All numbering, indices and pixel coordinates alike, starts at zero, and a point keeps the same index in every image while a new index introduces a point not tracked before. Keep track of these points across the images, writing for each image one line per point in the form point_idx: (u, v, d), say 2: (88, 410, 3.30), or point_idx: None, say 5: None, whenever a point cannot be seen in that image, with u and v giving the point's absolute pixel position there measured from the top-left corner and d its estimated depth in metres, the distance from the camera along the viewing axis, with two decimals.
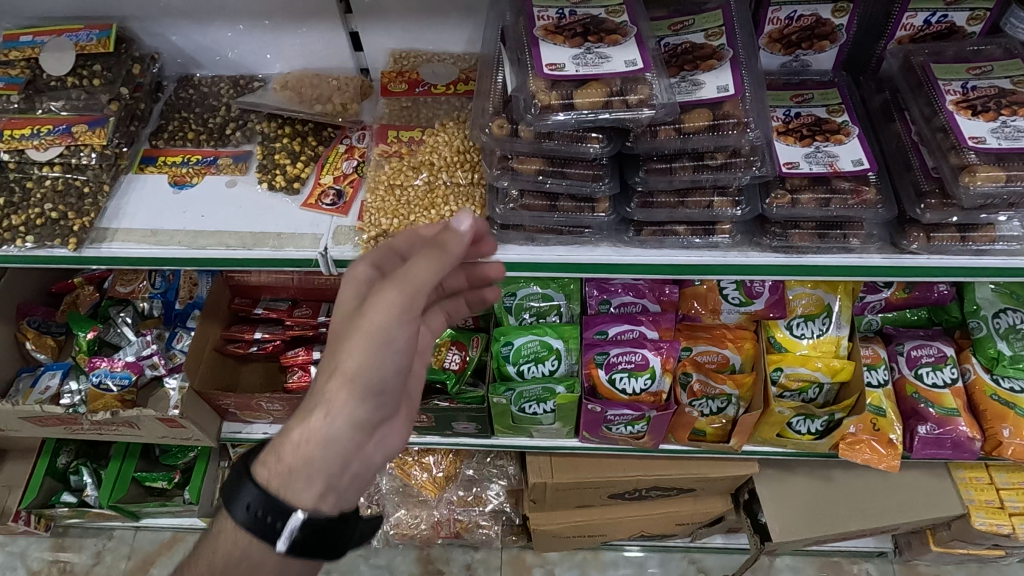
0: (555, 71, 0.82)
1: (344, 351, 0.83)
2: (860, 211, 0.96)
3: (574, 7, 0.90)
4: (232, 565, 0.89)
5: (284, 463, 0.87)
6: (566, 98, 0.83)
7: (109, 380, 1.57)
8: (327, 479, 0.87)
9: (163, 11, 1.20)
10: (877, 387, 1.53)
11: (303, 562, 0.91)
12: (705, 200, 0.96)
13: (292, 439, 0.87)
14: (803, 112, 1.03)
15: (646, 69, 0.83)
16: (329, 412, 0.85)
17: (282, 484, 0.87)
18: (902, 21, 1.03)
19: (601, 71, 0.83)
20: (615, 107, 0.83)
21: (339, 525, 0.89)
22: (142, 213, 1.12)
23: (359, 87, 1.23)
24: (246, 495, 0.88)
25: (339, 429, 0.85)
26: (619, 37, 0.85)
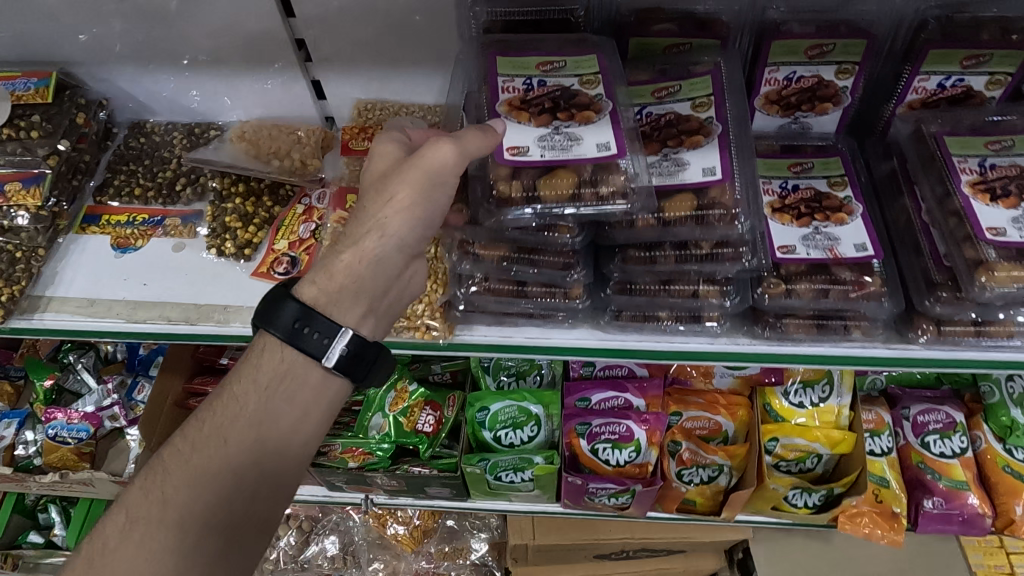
0: (516, 157, 0.75)
1: (398, 183, 0.74)
2: (863, 304, 0.85)
3: (544, 76, 0.81)
4: (277, 386, 0.76)
5: (334, 280, 0.76)
6: (529, 188, 0.76)
7: (65, 433, 1.51)
8: (371, 301, 0.78)
9: (109, 56, 1.11)
10: (880, 456, 1.43)
11: (341, 385, 0.80)
12: (690, 288, 0.87)
13: (344, 258, 0.76)
14: (801, 185, 0.93)
15: (620, 154, 0.75)
16: (383, 235, 0.75)
17: (332, 302, 0.76)
18: (913, 84, 0.93)
19: (569, 157, 0.74)
20: (584, 199, 0.75)
21: (378, 349, 0.80)
22: (80, 280, 1.03)
23: (321, 139, 1.13)
24: (290, 312, 0.75)
25: (391, 252, 0.77)
26: (592, 113, 0.77)
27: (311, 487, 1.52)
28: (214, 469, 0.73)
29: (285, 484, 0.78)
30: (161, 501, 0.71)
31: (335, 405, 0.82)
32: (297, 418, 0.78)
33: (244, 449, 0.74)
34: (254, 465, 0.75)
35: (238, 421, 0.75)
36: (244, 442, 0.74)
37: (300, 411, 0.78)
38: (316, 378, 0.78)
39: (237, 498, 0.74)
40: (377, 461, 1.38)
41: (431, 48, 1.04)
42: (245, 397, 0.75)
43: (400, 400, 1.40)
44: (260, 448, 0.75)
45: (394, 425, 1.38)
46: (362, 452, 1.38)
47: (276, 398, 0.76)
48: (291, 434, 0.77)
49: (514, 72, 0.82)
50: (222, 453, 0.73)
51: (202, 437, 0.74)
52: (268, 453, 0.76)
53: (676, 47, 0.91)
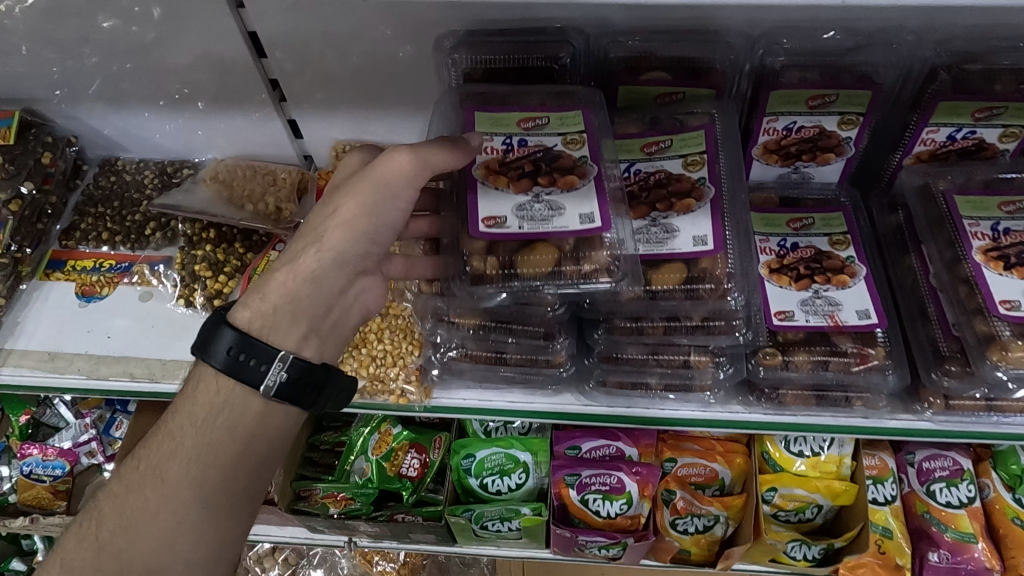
0: (493, 229, 0.71)
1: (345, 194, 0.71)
2: (865, 377, 0.80)
3: (525, 135, 0.76)
4: (213, 416, 0.71)
5: (267, 301, 0.71)
6: (507, 262, 0.72)
7: (40, 470, 1.46)
8: (312, 322, 0.72)
9: (77, 93, 1.06)
10: (884, 505, 1.28)
11: (286, 413, 0.73)
12: (681, 358, 0.81)
13: (280, 276, 0.71)
14: (801, 243, 0.87)
15: (605, 227, 0.71)
16: (321, 248, 0.71)
17: (266, 324, 0.71)
18: (921, 136, 0.87)
19: (549, 229, 0.70)
20: (565, 276, 0.71)
21: (325, 371, 0.73)
22: (41, 331, 0.98)
23: (297, 181, 1.08)
24: (220, 338, 0.70)
25: (331, 267, 0.72)
26: (576, 178, 0.72)
27: (293, 528, 1.47)
28: (150, 511, 0.69)
29: (234, 521, 0.73)
30: (96, 547, 0.69)
31: (286, 432, 0.75)
32: (239, 450, 0.72)
33: (182, 487, 0.70)
34: (193, 504, 0.70)
35: (175, 458, 0.70)
36: (181, 481, 0.70)
37: (242, 443, 0.72)
38: (258, 407, 0.72)
39: (176, 539, 0.69)
40: (359, 508, 1.31)
41: (410, 89, 1.00)
42: (182, 432, 0.71)
43: (384, 443, 1.34)
44: (200, 485, 0.70)
45: (376, 469, 1.32)
46: (343, 497, 1.31)
47: (212, 430, 0.70)
48: (234, 467, 0.72)
49: (492, 128, 0.77)
50: (157, 492, 0.69)
51: (140, 478, 0.71)
52: (209, 491, 0.70)
53: (669, 96, 0.85)
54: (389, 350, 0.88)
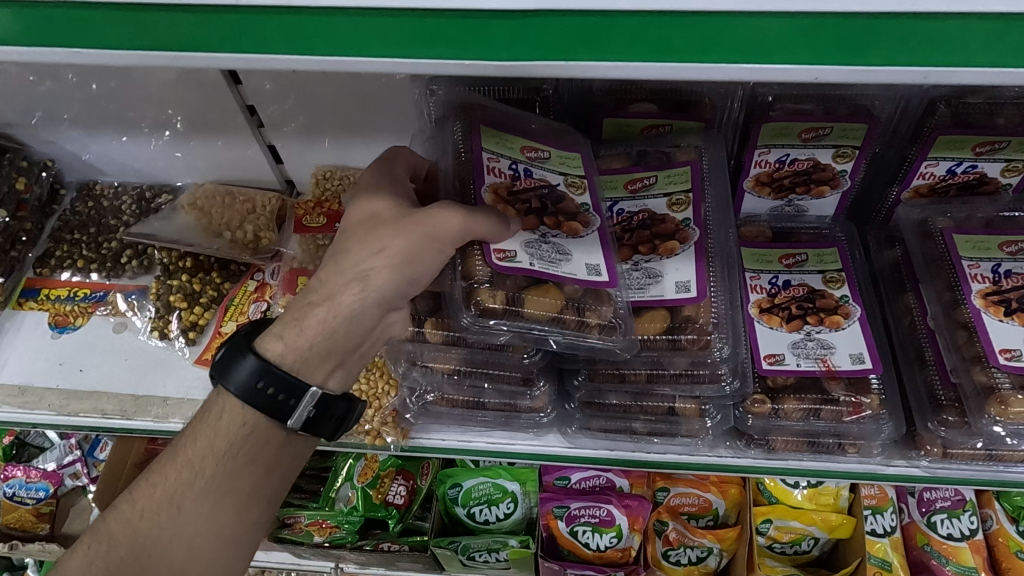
0: (505, 261, 0.65)
1: (392, 232, 0.63)
2: (857, 426, 0.77)
3: (529, 164, 0.72)
4: (237, 446, 0.67)
5: (303, 337, 0.65)
6: (512, 296, 0.67)
7: (23, 492, 1.44)
8: (343, 356, 0.67)
9: (53, 116, 1.04)
10: (883, 537, 1.25)
11: (306, 441, 0.71)
12: (665, 404, 0.78)
13: (317, 310, 0.65)
14: (793, 281, 0.84)
15: (611, 282, 0.68)
16: (365, 287, 0.64)
17: (300, 360, 0.65)
18: (920, 169, 0.83)
19: (559, 272, 0.66)
20: (566, 319, 0.68)
21: (347, 404, 0.70)
22: (12, 363, 0.95)
23: (276, 209, 1.05)
24: (246, 367, 0.65)
25: (371, 306, 0.65)
26: (579, 226, 0.69)
27: (280, 553, 1.45)
28: (166, 540, 0.66)
29: (244, 550, 0.69)
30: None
31: (302, 458, 0.72)
32: (256, 481, 0.68)
33: (200, 518, 0.66)
34: (210, 532, 0.67)
35: (191, 488, 0.67)
36: (196, 513, 0.66)
37: (262, 474, 0.69)
38: (280, 438, 0.68)
39: (192, 566, 0.66)
40: (343, 536, 1.28)
41: (392, 115, 0.97)
42: (201, 461, 0.67)
43: (368, 471, 1.29)
44: (219, 513, 0.67)
45: (361, 498, 1.26)
46: (329, 525, 1.27)
47: (236, 459, 0.67)
48: (251, 499, 0.68)
49: (498, 147, 0.72)
50: (174, 520, 0.66)
51: (152, 504, 0.67)
52: (224, 522, 0.67)
53: (655, 128, 0.83)
54: (364, 390, 0.85)
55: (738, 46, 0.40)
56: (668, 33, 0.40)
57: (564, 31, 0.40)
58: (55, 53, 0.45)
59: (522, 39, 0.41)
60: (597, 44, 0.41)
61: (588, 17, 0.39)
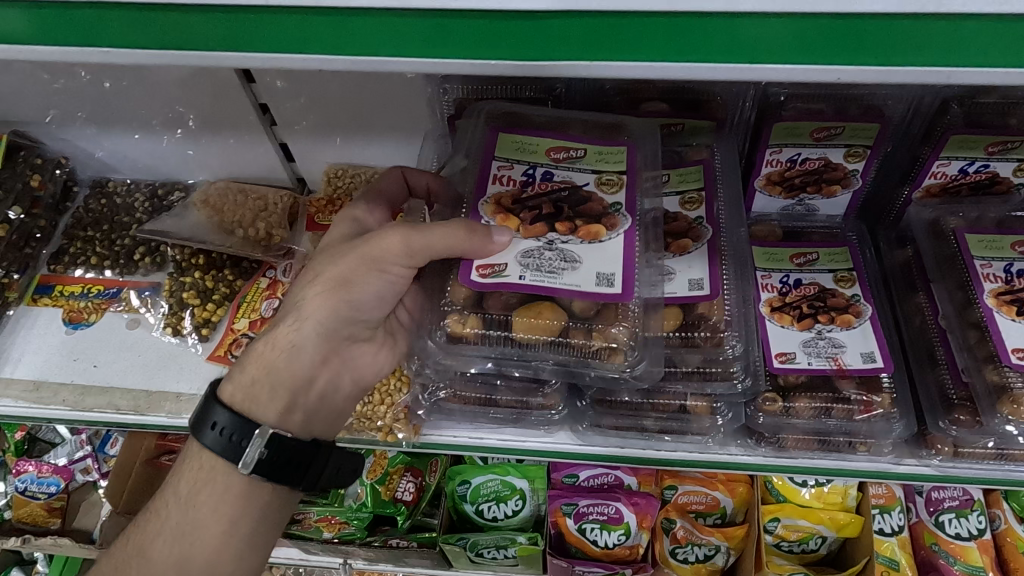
0: (488, 279, 0.66)
1: (328, 260, 0.71)
2: (868, 424, 0.77)
3: (553, 167, 0.72)
4: (196, 494, 0.72)
5: (246, 373, 0.72)
6: (491, 318, 0.70)
7: (35, 487, 1.45)
8: (292, 393, 0.72)
9: (67, 114, 1.04)
10: (890, 536, 1.26)
11: (275, 489, 0.74)
12: (676, 402, 0.78)
13: (260, 347, 0.73)
14: (804, 279, 0.84)
15: (623, 293, 0.66)
16: (300, 318, 0.71)
17: (248, 399, 0.71)
18: (932, 169, 0.83)
19: (555, 283, 0.65)
20: (558, 338, 0.70)
21: (307, 449, 0.73)
22: (27, 360, 0.96)
23: (288, 206, 1.06)
24: (208, 417, 0.71)
25: (310, 337, 0.71)
26: (602, 229, 0.67)
27: (289, 549, 1.45)
28: None
29: None
30: None
31: (273, 508, 0.75)
32: (221, 533, 0.72)
33: (167, 565, 0.72)
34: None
35: (162, 536, 0.73)
36: (165, 559, 0.72)
37: (224, 524, 0.72)
38: (240, 487, 0.72)
39: None
40: (353, 532, 1.29)
41: (405, 114, 0.98)
42: (169, 509, 0.73)
43: (378, 467, 1.29)
44: (182, 561, 0.71)
45: (371, 494, 1.27)
46: (337, 521, 1.29)
47: (196, 507, 0.72)
48: (218, 548, 0.72)
49: (517, 154, 0.73)
50: (146, 567, 0.72)
51: (132, 552, 0.74)
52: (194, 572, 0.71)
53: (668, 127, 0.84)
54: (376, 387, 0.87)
55: (761, 47, 0.40)
56: (685, 32, 0.40)
57: (586, 31, 0.41)
58: (80, 52, 0.46)
59: (544, 41, 0.41)
60: (617, 47, 0.41)
61: (609, 17, 0.40)
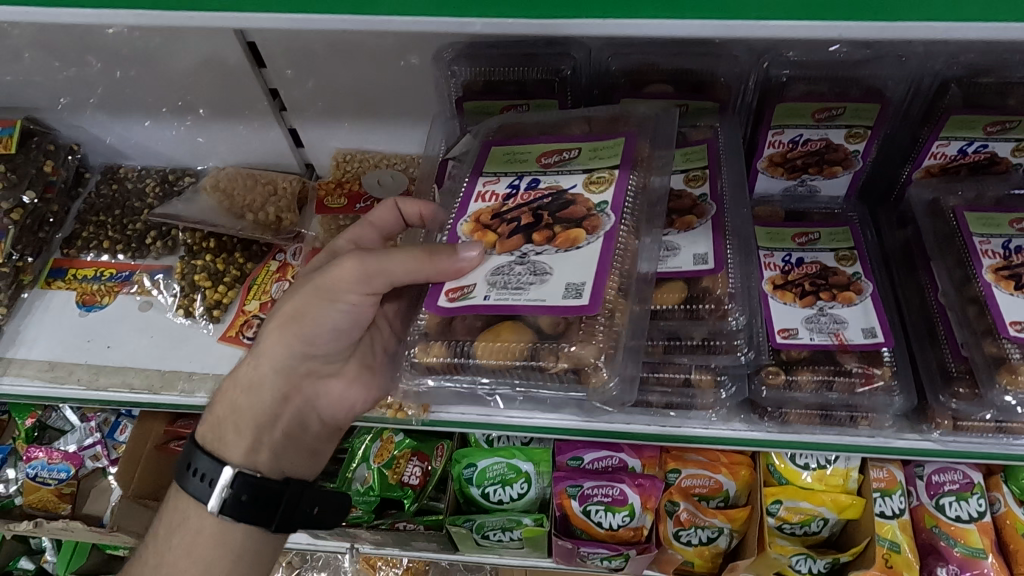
0: (455, 301, 0.68)
1: (286, 299, 0.80)
2: (870, 397, 0.78)
3: (540, 175, 0.74)
4: (173, 535, 0.85)
5: (214, 413, 0.85)
6: (456, 344, 0.71)
7: (45, 473, 1.46)
8: (255, 431, 0.84)
9: (79, 100, 1.06)
10: (892, 519, 1.24)
11: (243, 531, 0.85)
12: (681, 376, 0.79)
13: (227, 390, 0.85)
14: (806, 259, 0.85)
15: (591, 305, 0.64)
16: (257, 359, 0.82)
17: (215, 437, 0.84)
18: (931, 149, 0.85)
19: (517, 298, 0.65)
20: (520, 360, 0.70)
21: (271, 490, 0.84)
22: (41, 341, 0.98)
23: (298, 191, 1.07)
24: (184, 467, 0.85)
25: (269, 376, 0.83)
26: (581, 234, 0.68)
27: (295, 534, 1.47)
28: None
29: None
30: None
31: (245, 550, 0.86)
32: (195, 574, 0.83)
33: None
34: None
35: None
36: None
37: (199, 566, 0.83)
38: (210, 529, 0.84)
39: None
40: (360, 516, 1.31)
41: (413, 99, 0.99)
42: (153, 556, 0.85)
43: (385, 451, 1.31)
44: None
45: (378, 478, 1.30)
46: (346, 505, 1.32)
47: (172, 547, 0.84)
48: None
49: (503, 167, 0.77)
50: None
51: None
52: None
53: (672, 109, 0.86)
54: None
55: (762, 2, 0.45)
56: None
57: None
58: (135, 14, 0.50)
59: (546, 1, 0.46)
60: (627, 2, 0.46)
61: None
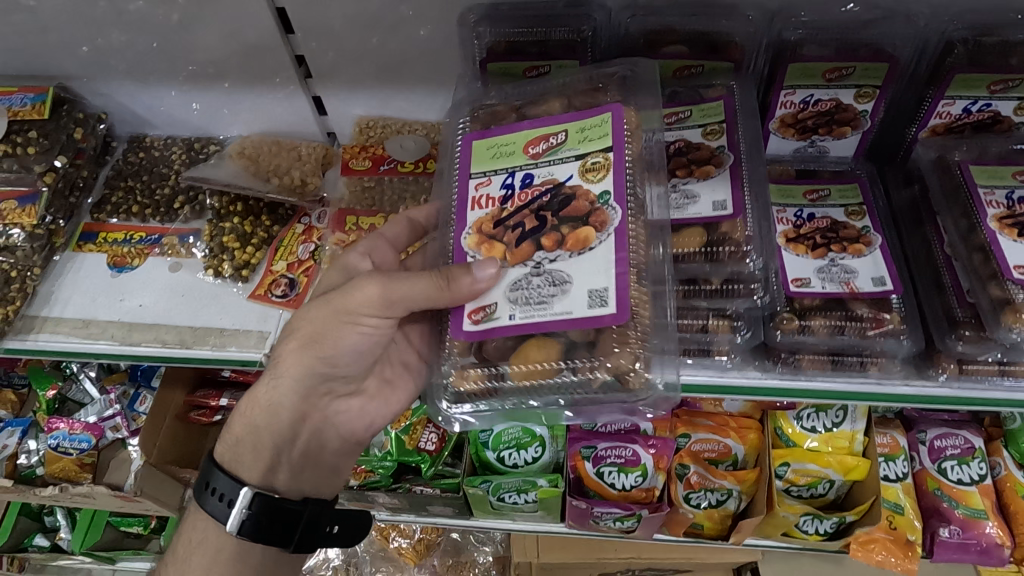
0: (479, 323, 0.70)
1: (301, 320, 0.82)
2: (880, 341, 0.82)
3: (534, 167, 0.75)
4: (193, 552, 0.90)
5: (232, 432, 0.90)
6: (492, 368, 0.73)
7: (67, 443, 1.49)
8: (274, 451, 0.89)
9: (105, 68, 1.08)
10: (895, 482, 1.34)
11: (260, 550, 0.90)
12: (699, 322, 0.82)
13: (243, 409, 0.89)
14: (817, 214, 0.89)
15: (618, 313, 0.66)
16: (275, 381, 0.86)
17: (234, 455, 0.90)
18: (937, 109, 0.88)
19: (542, 314, 0.68)
20: (557, 377, 0.71)
21: (290, 512, 0.88)
22: (75, 300, 1.01)
23: (322, 156, 1.12)
24: (204, 488, 0.90)
25: (287, 398, 0.86)
26: (591, 233, 0.69)
27: None
28: None
29: None
30: None
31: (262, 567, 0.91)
32: None
33: None
34: None
35: None
36: None
37: None
38: (230, 547, 0.89)
39: None
40: (378, 480, 1.36)
41: (434, 65, 1.02)
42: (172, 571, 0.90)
43: (402, 418, 1.36)
44: None
45: (395, 443, 1.35)
46: (364, 469, 1.37)
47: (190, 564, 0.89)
48: None
49: (492, 164, 0.78)
50: None
51: None
52: None
53: (687, 69, 0.89)
54: None
55: None
56: None
57: None
58: None
59: None
60: None
61: None
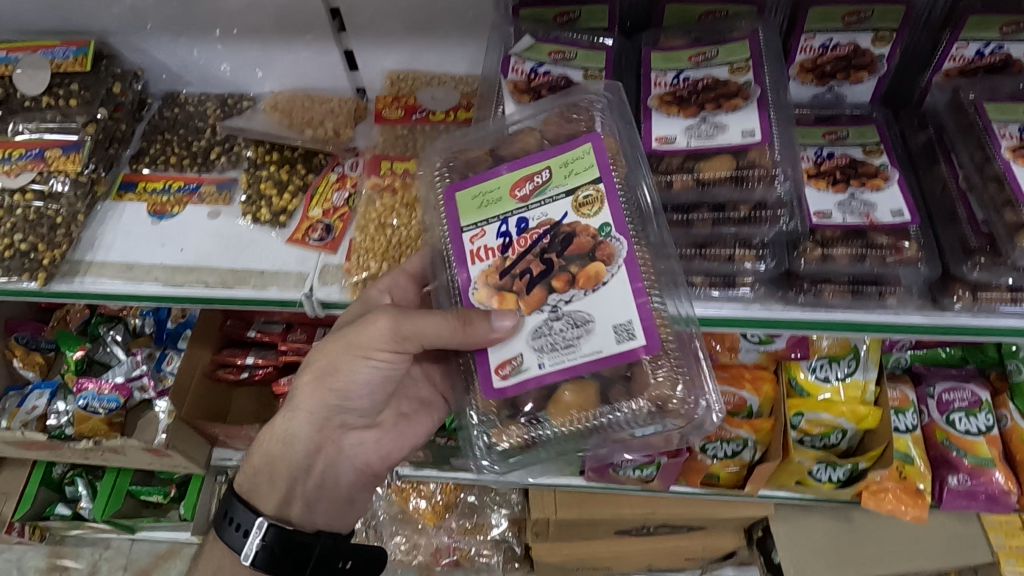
0: (508, 376, 0.74)
1: (319, 352, 0.87)
2: (899, 268, 0.86)
3: (525, 210, 0.74)
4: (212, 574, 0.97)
5: (251, 463, 0.96)
6: (528, 419, 0.76)
7: (96, 403, 1.51)
8: (290, 483, 0.94)
9: (140, 24, 1.12)
10: (905, 433, 1.38)
11: None
12: (725, 252, 0.87)
13: (263, 443, 0.95)
14: (836, 152, 0.92)
15: (647, 344, 0.70)
16: (292, 415, 0.91)
17: (253, 484, 0.95)
18: (951, 51, 0.92)
19: (572, 358, 0.71)
20: (594, 418, 0.75)
21: (301, 546, 0.93)
22: (117, 245, 1.04)
23: (353, 110, 1.16)
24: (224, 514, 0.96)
25: (302, 433, 0.91)
26: (600, 268, 0.71)
27: None
28: None
29: None
30: None
31: None
32: None
33: None
34: None
35: None
36: None
37: None
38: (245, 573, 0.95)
39: None
40: None
41: (462, 19, 1.06)
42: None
43: None
44: None
45: None
46: None
47: None
48: None
49: (478, 215, 0.77)
50: None
51: None
52: None
53: (711, 14, 0.94)
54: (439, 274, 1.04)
55: None
56: None
57: None
58: None
59: None
60: None
61: None
